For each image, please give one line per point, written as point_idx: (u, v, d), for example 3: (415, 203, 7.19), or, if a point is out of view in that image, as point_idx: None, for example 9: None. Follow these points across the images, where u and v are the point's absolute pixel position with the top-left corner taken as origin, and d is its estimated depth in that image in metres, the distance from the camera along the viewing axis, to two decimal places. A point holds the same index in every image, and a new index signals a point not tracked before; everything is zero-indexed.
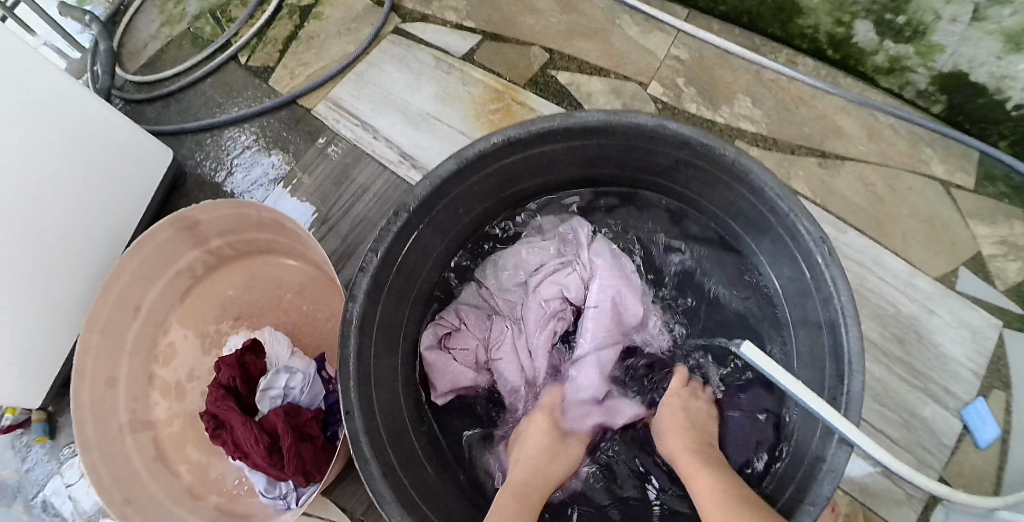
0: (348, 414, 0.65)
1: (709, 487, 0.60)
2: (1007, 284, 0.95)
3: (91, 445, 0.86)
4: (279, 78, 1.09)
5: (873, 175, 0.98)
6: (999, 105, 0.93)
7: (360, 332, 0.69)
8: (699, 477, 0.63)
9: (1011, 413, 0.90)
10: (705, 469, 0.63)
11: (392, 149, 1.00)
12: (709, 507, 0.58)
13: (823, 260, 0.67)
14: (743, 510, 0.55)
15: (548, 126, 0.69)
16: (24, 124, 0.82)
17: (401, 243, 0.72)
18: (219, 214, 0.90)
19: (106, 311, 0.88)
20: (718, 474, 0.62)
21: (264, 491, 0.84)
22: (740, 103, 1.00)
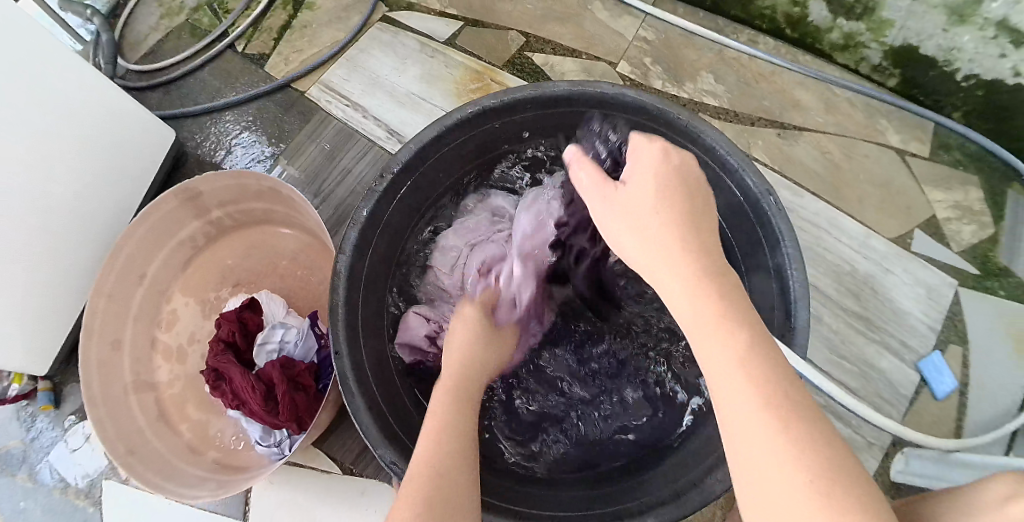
0: (337, 355, 0.71)
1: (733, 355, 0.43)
2: (962, 245, 1.00)
3: (97, 401, 0.91)
4: (275, 65, 1.17)
5: (829, 144, 1.05)
6: (949, 77, 0.99)
7: (349, 283, 0.75)
8: (700, 301, 0.45)
9: (967, 365, 0.95)
10: (716, 292, 0.46)
11: (379, 126, 1.09)
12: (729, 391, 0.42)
13: (771, 211, 0.73)
14: (767, 369, 0.42)
15: (518, 95, 0.76)
16: (39, 100, 0.89)
17: (385, 203, 0.78)
18: (221, 185, 0.96)
19: (114, 276, 0.94)
20: (730, 302, 0.46)
21: (260, 439, 0.90)
22: (703, 79, 1.08)
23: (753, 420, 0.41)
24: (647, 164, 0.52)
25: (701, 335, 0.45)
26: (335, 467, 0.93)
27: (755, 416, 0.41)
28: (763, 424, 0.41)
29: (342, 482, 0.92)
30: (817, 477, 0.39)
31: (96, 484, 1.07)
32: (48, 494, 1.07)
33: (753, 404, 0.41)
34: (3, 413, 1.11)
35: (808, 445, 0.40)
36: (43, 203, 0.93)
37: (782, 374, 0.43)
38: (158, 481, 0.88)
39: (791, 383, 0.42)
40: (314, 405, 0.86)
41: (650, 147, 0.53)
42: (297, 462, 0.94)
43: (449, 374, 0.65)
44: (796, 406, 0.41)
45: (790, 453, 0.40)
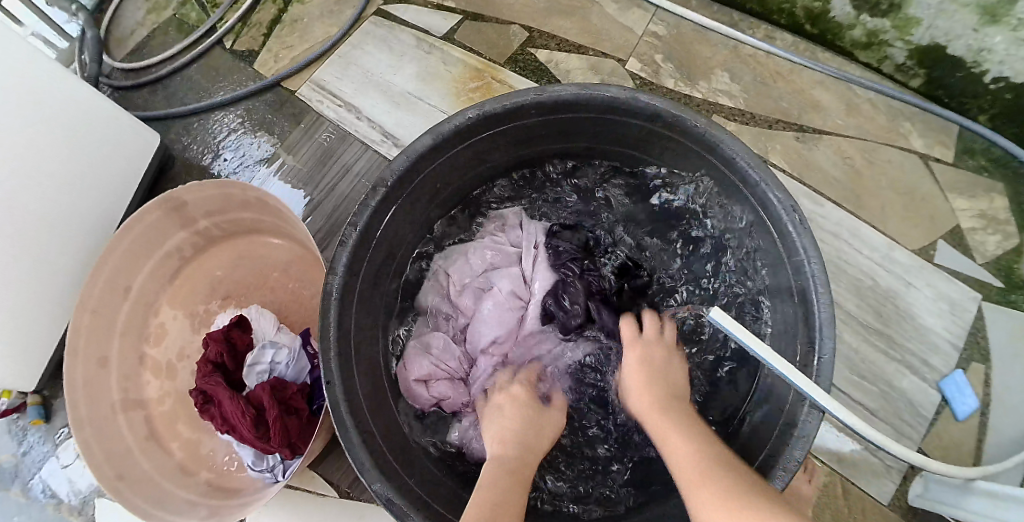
0: (329, 384, 0.67)
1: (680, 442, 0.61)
2: (986, 257, 0.95)
3: (83, 422, 0.88)
4: (264, 62, 1.11)
5: (850, 148, 0.99)
6: (978, 78, 0.94)
7: (342, 305, 0.70)
8: (669, 429, 0.62)
9: (990, 385, 0.91)
10: (677, 427, 0.62)
11: (374, 129, 1.03)
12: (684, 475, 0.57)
13: (795, 228, 0.68)
14: (709, 449, 0.59)
15: (521, 100, 0.70)
16: (13, 107, 0.84)
17: (379, 218, 0.73)
18: (205, 194, 0.91)
19: (97, 290, 0.90)
20: (690, 427, 0.62)
21: (252, 463, 0.86)
22: (718, 78, 1.03)
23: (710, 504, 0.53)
24: (627, 362, 0.72)
25: (671, 445, 0.61)
26: (332, 491, 0.90)
27: (712, 511, 0.53)
28: (715, 512, 0.52)
29: (339, 506, 0.89)
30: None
31: (88, 501, 1.03)
32: (39, 511, 1.03)
33: (706, 496, 0.54)
34: None
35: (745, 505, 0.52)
36: (24, 218, 0.88)
37: (720, 463, 0.57)
38: (146, 508, 0.84)
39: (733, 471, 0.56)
40: (307, 430, 0.82)
41: (630, 348, 0.73)
42: (292, 485, 0.91)
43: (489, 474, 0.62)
44: (738, 490, 0.53)
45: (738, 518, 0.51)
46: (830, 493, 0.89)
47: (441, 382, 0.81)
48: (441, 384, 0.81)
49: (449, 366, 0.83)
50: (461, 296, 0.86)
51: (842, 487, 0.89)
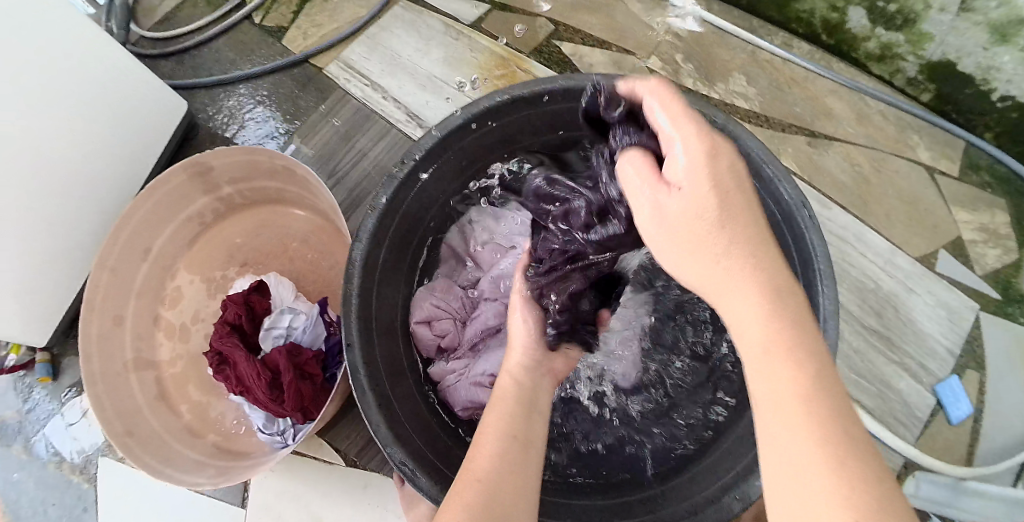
0: (348, 345, 0.69)
1: (760, 318, 0.44)
2: (985, 269, 0.98)
3: (97, 379, 0.89)
4: (293, 39, 1.13)
5: (859, 156, 1.02)
6: (986, 96, 0.97)
7: (364, 271, 0.72)
8: (733, 281, 0.45)
9: (983, 392, 0.93)
10: (737, 287, 0.45)
11: (399, 108, 1.06)
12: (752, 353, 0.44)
13: (805, 223, 0.71)
14: (787, 329, 0.44)
15: (549, 86, 0.73)
16: (45, 64, 0.85)
17: (405, 190, 0.75)
18: (231, 159, 0.93)
19: (118, 249, 0.92)
20: (772, 274, 0.45)
21: (263, 427, 0.88)
22: (735, 80, 1.06)
23: (801, 428, 0.41)
24: (691, 149, 0.46)
25: (735, 315, 0.45)
26: (338, 459, 0.92)
27: (801, 440, 0.41)
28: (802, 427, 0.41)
29: (344, 475, 0.92)
30: (831, 449, 0.40)
31: (91, 461, 1.04)
32: (41, 468, 1.04)
33: (789, 394, 0.42)
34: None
35: (842, 467, 0.39)
36: (48, 173, 0.90)
37: (819, 371, 0.42)
38: (155, 465, 0.86)
39: (811, 368, 0.42)
40: (321, 394, 0.84)
41: (696, 136, 0.47)
42: (297, 451, 0.93)
43: (502, 408, 0.59)
44: (834, 407, 0.41)
45: (823, 461, 0.39)
46: None
47: (443, 322, 0.87)
48: (442, 323, 0.86)
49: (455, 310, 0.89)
50: (489, 254, 0.92)
51: None
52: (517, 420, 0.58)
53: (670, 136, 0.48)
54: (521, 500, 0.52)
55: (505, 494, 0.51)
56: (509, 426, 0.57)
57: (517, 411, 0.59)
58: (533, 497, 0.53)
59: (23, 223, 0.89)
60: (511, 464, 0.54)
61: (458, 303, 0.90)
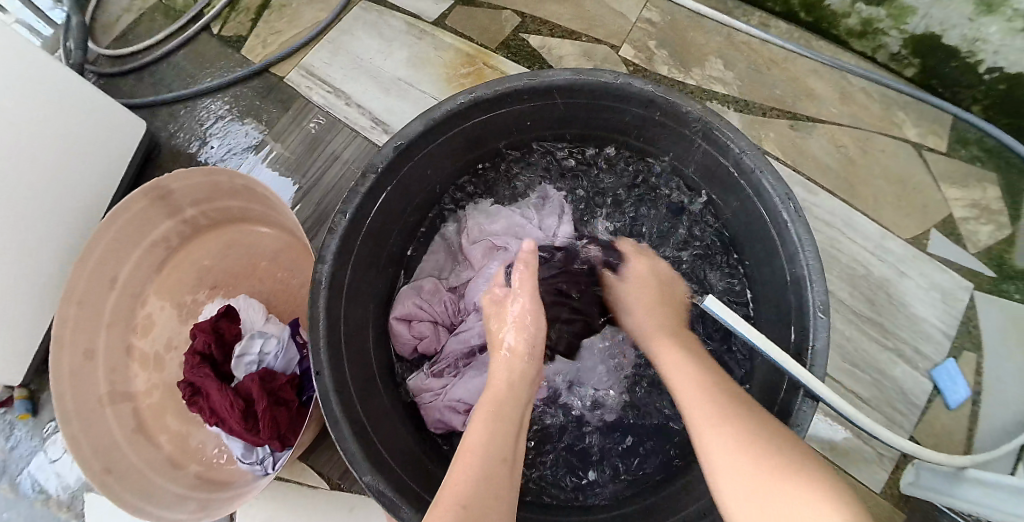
0: (317, 374, 0.66)
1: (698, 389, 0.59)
2: (978, 247, 0.95)
3: (70, 417, 0.86)
4: (252, 48, 1.09)
5: (844, 137, 0.99)
6: (971, 68, 0.93)
7: (330, 294, 0.68)
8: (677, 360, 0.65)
9: (981, 374, 0.91)
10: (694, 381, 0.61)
11: (364, 115, 1.02)
12: (702, 420, 0.56)
13: (789, 217, 0.67)
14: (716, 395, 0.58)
15: (513, 85, 0.69)
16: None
17: (370, 204, 0.72)
18: (192, 182, 0.90)
19: (83, 281, 0.88)
20: (710, 373, 0.62)
21: (241, 456, 0.85)
22: (712, 65, 1.02)
23: (716, 446, 0.53)
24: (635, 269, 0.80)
25: (679, 376, 0.63)
26: (323, 483, 0.90)
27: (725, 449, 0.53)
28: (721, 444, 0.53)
29: (330, 499, 0.89)
30: (763, 459, 0.50)
31: (77, 496, 1.01)
32: (27, 507, 1.01)
33: (727, 442, 0.53)
34: None
35: (765, 461, 0.50)
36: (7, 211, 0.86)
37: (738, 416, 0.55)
38: (134, 502, 0.83)
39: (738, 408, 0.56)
40: (297, 421, 0.81)
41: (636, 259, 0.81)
42: (281, 477, 0.90)
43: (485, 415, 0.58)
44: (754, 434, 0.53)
45: (753, 465, 0.50)
46: None
47: (423, 324, 0.83)
48: (421, 326, 0.83)
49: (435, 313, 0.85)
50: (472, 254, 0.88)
51: (836, 478, 0.89)
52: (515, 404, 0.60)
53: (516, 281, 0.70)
54: (502, 500, 0.50)
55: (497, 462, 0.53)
56: (511, 407, 0.59)
57: (521, 399, 0.61)
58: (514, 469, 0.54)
59: None
60: (504, 447, 0.54)
61: (442, 307, 0.86)
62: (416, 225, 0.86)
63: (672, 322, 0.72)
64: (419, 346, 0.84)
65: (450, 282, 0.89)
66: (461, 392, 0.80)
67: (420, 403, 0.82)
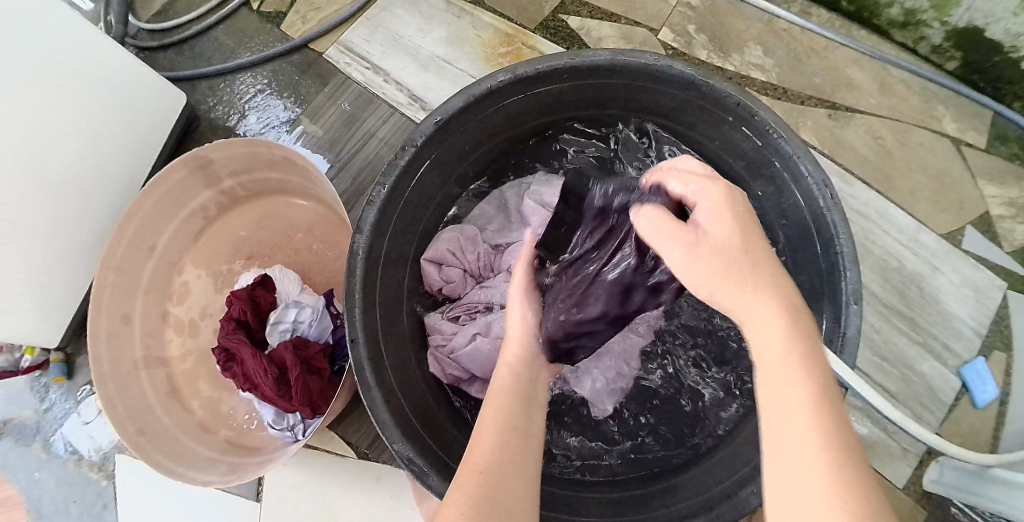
0: (353, 342, 0.67)
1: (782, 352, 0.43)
2: (1013, 246, 0.94)
3: (107, 379, 0.89)
4: (291, 23, 1.10)
5: (881, 129, 0.98)
6: (1016, 64, 0.92)
7: (368, 265, 0.70)
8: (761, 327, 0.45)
9: (1011, 374, 0.90)
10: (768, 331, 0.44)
11: (402, 92, 1.03)
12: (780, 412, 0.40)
13: (828, 204, 0.67)
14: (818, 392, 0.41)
15: (555, 64, 0.69)
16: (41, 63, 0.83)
17: (409, 178, 0.73)
18: (229, 153, 0.92)
19: (123, 247, 0.91)
20: (788, 324, 0.44)
21: (273, 422, 0.88)
22: (750, 52, 1.01)
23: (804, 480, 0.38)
24: (711, 204, 0.52)
25: (760, 345, 0.44)
26: (349, 451, 0.92)
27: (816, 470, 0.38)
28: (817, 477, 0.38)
29: (357, 468, 0.91)
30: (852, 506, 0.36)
31: (109, 457, 1.04)
32: (59, 468, 1.05)
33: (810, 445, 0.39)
34: (15, 384, 1.08)
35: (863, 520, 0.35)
36: (51, 175, 0.89)
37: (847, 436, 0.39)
38: (166, 463, 0.86)
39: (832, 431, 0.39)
40: (328, 389, 0.83)
41: (712, 188, 0.53)
42: (310, 444, 0.93)
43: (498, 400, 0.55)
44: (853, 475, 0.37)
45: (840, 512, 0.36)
46: None
47: (452, 270, 0.85)
48: (450, 271, 0.84)
49: (471, 265, 0.87)
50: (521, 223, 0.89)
51: None
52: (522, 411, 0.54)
53: (688, 191, 0.55)
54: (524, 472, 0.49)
55: (506, 483, 0.47)
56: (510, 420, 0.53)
57: (531, 396, 0.56)
58: (539, 462, 0.51)
59: (28, 226, 0.88)
60: (521, 444, 0.51)
61: (475, 260, 0.87)
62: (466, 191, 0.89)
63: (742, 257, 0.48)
64: (445, 287, 0.85)
65: (490, 236, 0.90)
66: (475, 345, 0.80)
67: (430, 345, 0.83)
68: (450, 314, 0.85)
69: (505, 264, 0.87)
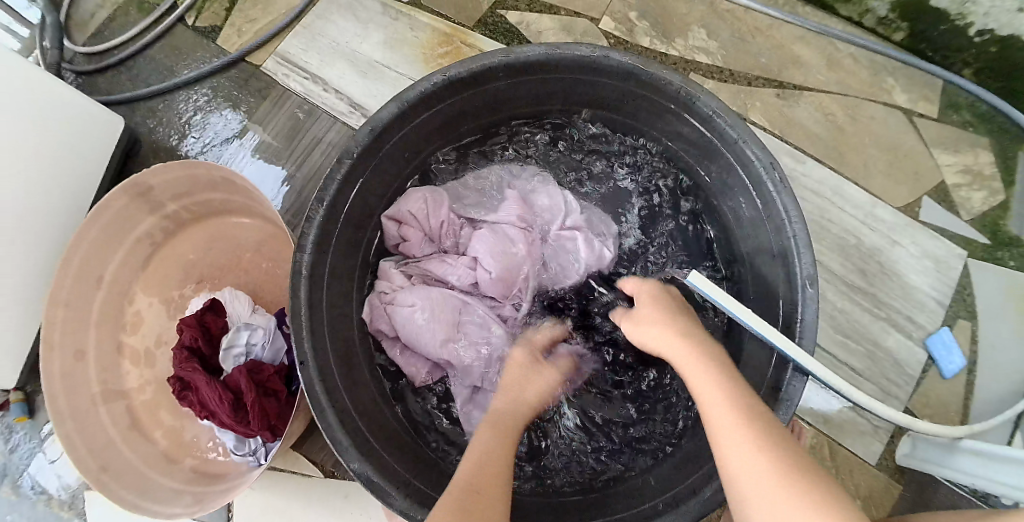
0: (301, 365, 0.65)
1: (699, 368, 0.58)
2: (972, 214, 0.94)
3: (64, 417, 0.86)
4: (227, 38, 1.07)
5: (832, 104, 0.98)
6: (961, 31, 0.92)
7: (312, 283, 0.68)
8: (702, 377, 0.57)
9: (976, 342, 0.90)
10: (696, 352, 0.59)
11: (342, 100, 1.01)
12: (722, 420, 0.53)
13: (775, 187, 0.66)
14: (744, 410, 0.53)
15: (489, 62, 0.67)
16: None
17: (348, 190, 0.71)
18: (171, 177, 0.89)
19: (70, 281, 0.88)
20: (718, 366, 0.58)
21: (234, 448, 0.86)
22: (694, 35, 1.00)
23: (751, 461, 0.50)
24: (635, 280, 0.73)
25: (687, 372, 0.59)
26: (317, 471, 0.90)
27: (751, 460, 0.50)
28: (746, 454, 0.51)
29: (324, 487, 0.90)
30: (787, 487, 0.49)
31: (78, 495, 1.02)
32: (30, 508, 1.02)
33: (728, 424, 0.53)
34: None
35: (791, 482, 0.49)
36: None
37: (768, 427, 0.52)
38: (131, 499, 0.83)
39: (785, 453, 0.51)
40: (286, 411, 0.81)
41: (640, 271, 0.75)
42: (276, 466, 0.91)
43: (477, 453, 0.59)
44: (795, 464, 0.50)
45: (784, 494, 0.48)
46: (817, 455, 0.89)
47: (412, 230, 0.82)
48: (410, 230, 0.82)
49: (432, 230, 0.84)
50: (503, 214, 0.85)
51: (831, 453, 0.89)
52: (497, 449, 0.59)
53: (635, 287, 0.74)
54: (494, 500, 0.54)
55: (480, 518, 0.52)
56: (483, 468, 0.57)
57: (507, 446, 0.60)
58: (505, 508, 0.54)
59: None
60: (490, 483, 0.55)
61: (441, 228, 0.84)
62: (452, 151, 0.87)
63: (691, 329, 0.63)
64: (405, 241, 0.83)
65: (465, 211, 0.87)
66: (406, 318, 0.79)
67: (375, 290, 0.82)
68: (406, 269, 0.83)
69: (471, 249, 0.83)
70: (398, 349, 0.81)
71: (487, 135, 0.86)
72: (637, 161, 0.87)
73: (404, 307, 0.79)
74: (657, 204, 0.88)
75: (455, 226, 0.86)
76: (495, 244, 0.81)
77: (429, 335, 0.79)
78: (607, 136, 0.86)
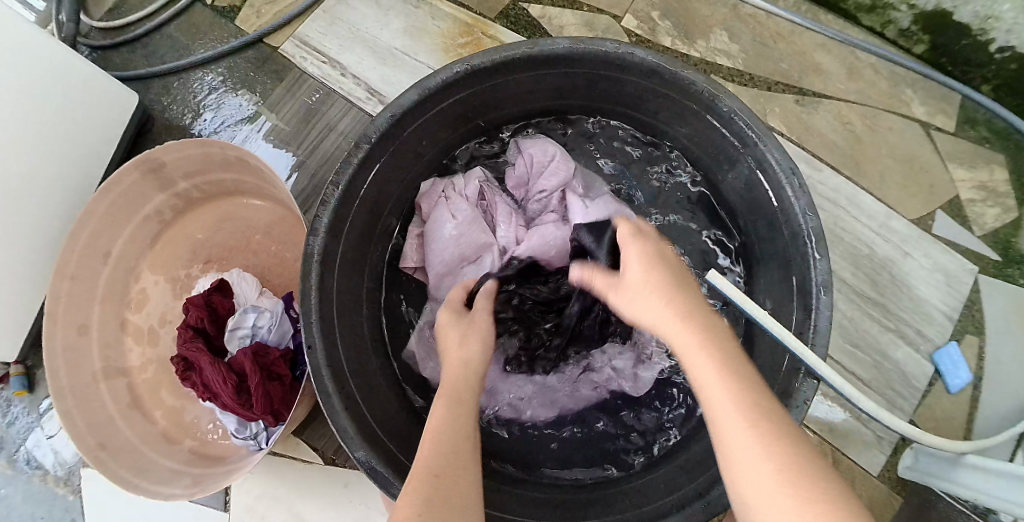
0: (309, 348, 0.64)
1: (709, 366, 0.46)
2: (984, 230, 0.93)
3: (64, 392, 0.85)
4: (246, 18, 1.07)
5: (851, 113, 0.97)
6: (983, 46, 0.92)
7: (323, 268, 0.67)
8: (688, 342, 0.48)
9: (983, 358, 0.90)
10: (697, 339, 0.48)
11: (359, 86, 1.00)
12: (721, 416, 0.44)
13: (793, 192, 0.66)
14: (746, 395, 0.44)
15: (512, 53, 0.67)
16: None
17: (363, 176, 0.70)
18: (184, 154, 0.89)
19: (76, 255, 0.87)
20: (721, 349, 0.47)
21: (235, 431, 0.85)
22: (716, 37, 1.00)
23: (748, 467, 0.42)
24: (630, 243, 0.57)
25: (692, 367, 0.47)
26: (317, 458, 0.90)
27: (762, 473, 0.41)
28: (741, 442, 0.43)
29: (325, 474, 0.89)
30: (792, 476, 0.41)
31: (74, 472, 1.01)
32: (25, 483, 1.01)
33: (754, 451, 0.42)
34: None
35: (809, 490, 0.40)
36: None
37: (757, 393, 0.45)
38: (128, 477, 0.82)
39: (769, 419, 0.44)
40: (289, 396, 0.80)
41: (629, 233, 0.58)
42: (277, 452, 0.91)
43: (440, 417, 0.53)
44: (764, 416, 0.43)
45: (786, 494, 0.40)
46: None
47: (521, 168, 0.86)
48: (519, 168, 0.86)
49: (532, 185, 0.86)
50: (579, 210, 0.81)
51: (835, 462, 0.89)
52: (459, 428, 0.52)
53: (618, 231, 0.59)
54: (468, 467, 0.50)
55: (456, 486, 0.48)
56: (456, 432, 0.52)
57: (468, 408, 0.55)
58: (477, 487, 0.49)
59: None
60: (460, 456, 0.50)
61: (539, 189, 0.85)
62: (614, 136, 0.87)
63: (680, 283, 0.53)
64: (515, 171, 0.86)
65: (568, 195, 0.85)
66: (442, 222, 0.81)
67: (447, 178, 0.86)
68: (487, 188, 0.85)
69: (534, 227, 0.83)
70: (416, 232, 0.85)
71: (609, 123, 0.86)
72: (717, 213, 0.85)
73: (450, 211, 0.81)
74: (672, 205, 0.87)
75: (551, 198, 0.85)
76: (540, 237, 0.80)
77: (442, 249, 0.81)
78: (632, 135, 0.86)
